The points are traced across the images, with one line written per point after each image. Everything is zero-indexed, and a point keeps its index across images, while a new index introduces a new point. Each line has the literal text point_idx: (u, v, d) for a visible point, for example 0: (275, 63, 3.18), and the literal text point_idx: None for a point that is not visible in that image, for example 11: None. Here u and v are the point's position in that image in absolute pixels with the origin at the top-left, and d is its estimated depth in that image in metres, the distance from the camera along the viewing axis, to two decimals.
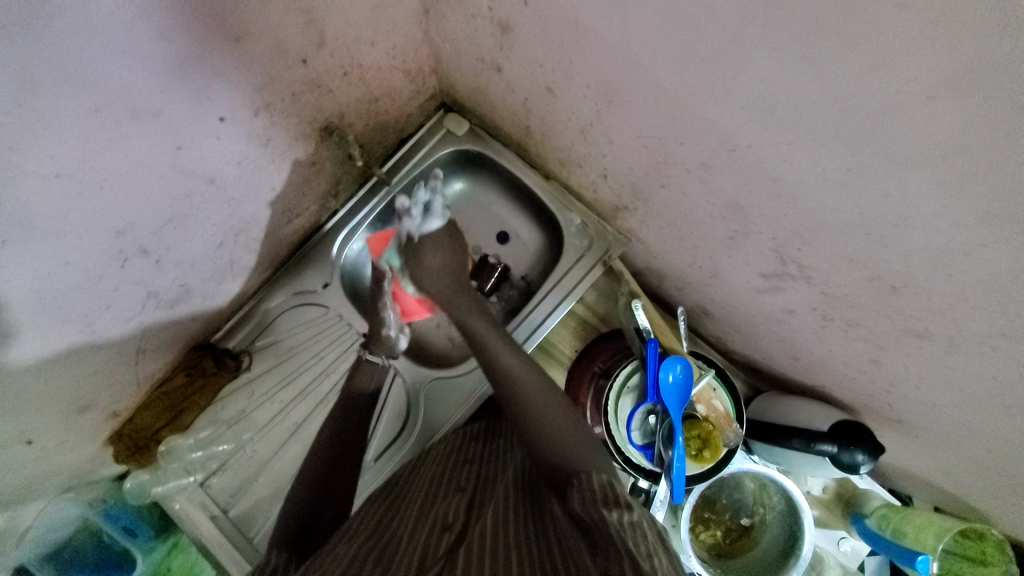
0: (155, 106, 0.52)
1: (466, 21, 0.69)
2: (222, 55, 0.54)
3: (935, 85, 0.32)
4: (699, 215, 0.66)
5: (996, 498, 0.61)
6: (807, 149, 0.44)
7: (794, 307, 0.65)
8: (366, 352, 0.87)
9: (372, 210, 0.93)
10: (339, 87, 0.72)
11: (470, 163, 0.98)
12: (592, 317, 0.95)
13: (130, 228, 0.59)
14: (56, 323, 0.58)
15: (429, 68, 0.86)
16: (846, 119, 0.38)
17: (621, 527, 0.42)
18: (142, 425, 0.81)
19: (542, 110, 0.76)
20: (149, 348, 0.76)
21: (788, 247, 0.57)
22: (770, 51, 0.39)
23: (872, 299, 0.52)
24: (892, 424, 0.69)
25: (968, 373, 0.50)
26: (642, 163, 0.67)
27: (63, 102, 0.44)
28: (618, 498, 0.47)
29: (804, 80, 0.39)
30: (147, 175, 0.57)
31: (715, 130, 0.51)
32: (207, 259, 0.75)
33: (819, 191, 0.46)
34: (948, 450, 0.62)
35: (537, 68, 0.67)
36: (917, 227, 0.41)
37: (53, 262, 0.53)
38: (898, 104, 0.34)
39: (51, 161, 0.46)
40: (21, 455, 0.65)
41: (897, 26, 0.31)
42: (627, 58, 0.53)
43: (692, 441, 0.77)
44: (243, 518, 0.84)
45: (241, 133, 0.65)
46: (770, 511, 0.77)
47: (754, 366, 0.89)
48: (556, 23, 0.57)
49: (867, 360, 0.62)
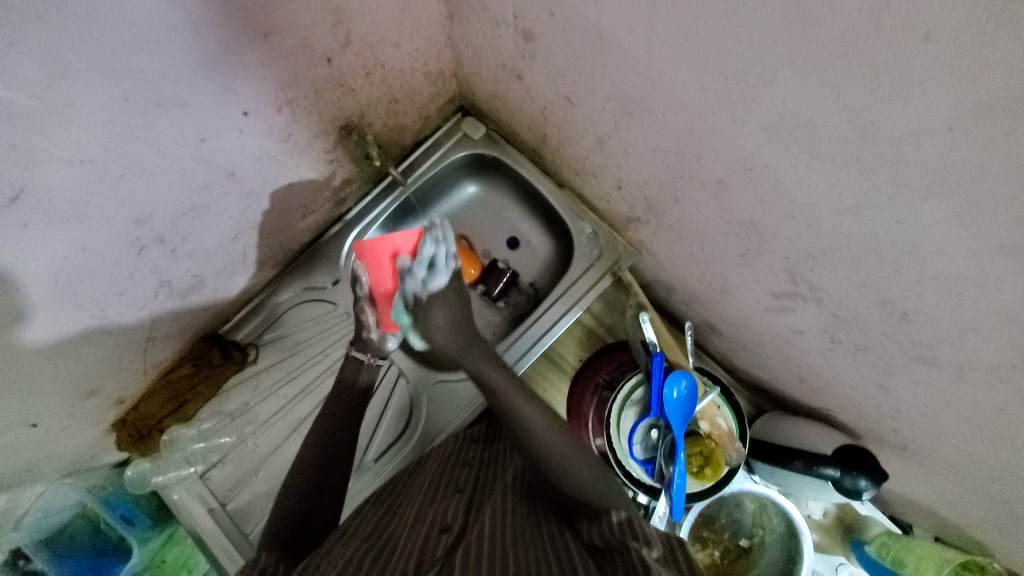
0: (181, 99, 0.53)
1: (490, 29, 0.70)
2: (248, 52, 0.55)
3: (956, 117, 0.32)
4: (712, 231, 0.67)
5: (1000, 532, 0.61)
6: (825, 170, 0.44)
7: (803, 328, 0.65)
8: (355, 348, 0.83)
9: (385, 210, 0.94)
10: (360, 86, 0.73)
11: (484, 168, 0.98)
12: (598, 328, 0.95)
13: (149, 217, 0.60)
14: (70, 308, 0.59)
15: (450, 72, 0.87)
16: (866, 144, 0.39)
17: (642, 552, 0.40)
18: (146, 413, 0.81)
19: (559, 120, 0.76)
20: (158, 337, 0.76)
21: (800, 267, 0.57)
22: (793, 73, 0.39)
23: (883, 324, 0.52)
24: (897, 451, 0.68)
25: (977, 404, 0.49)
26: (657, 176, 0.68)
27: (93, 91, 0.44)
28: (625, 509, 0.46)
29: (825, 103, 0.39)
30: (168, 167, 0.57)
31: (733, 147, 0.51)
32: (221, 252, 0.75)
33: (835, 214, 0.47)
34: (952, 480, 0.61)
35: (558, 78, 0.68)
36: (932, 254, 0.41)
37: (71, 247, 0.54)
38: (919, 132, 0.34)
39: (76, 148, 0.47)
40: (25, 438, 0.65)
41: (922, 56, 0.31)
42: (649, 73, 0.53)
43: (694, 458, 0.76)
44: (240, 512, 0.84)
45: (262, 128, 0.66)
46: (771, 533, 0.76)
47: (759, 385, 0.89)
48: (579, 35, 0.57)
49: (874, 385, 0.62)
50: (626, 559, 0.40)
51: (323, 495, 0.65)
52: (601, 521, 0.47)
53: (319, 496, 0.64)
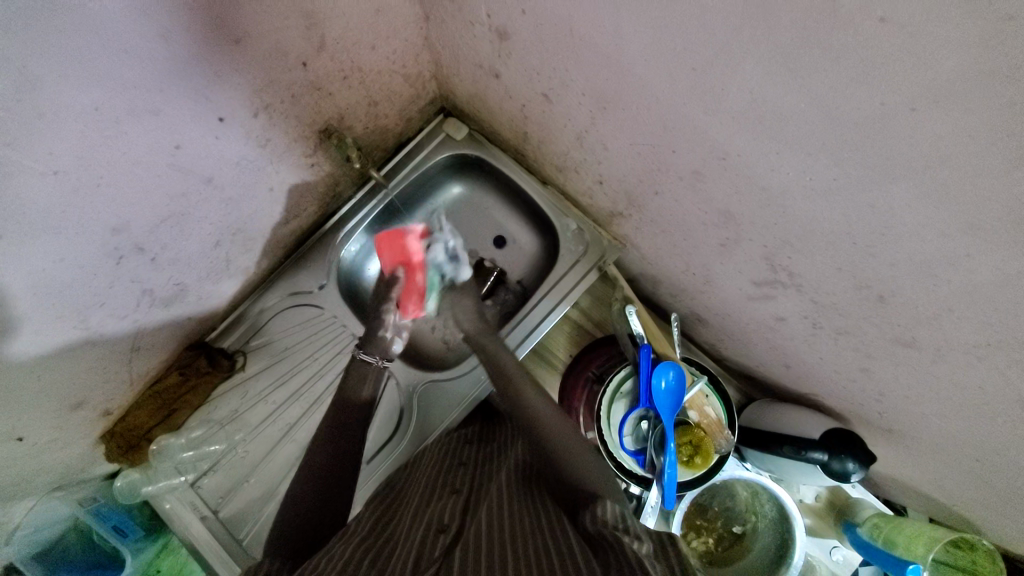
0: (154, 106, 0.52)
1: (464, 28, 0.70)
2: (222, 57, 0.55)
3: (917, 98, 0.32)
4: (692, 222, 0.67)
5: (987, 510, 0.61)
6: (796, 158, 0.44)
7: (785, 315, 0.66)
8: (362, 353, 0.82)
9: (369, 213, 0.94)
10: (337, 90, 0.73)
11: (467, 168, 0.98)
12: (586, 323, 0.95)
13: (127, 226, 0.60)
14: (50, 320, 0.58)
15: (429, 73, 0.87)
16: (831, 128, 0.39)
17: (634, 547, 0.41)
18: (135, 424, 0.81)
19: (538, 117, 0.77)
20: (144, 347, 0.76)
21: (779, 255, 0.58)
22: (759, 61, 0.40)
23: (861, 307, 0.53)
24: (883, 433, 0.69)
25: (956, 383, 0.50)
26: (636, 170, 0.68)
27: (61, 99, 0.44)
28: (628, 525, 0.46)
29: (790, 90, 0.39)
30: (145, 174, 0.57)
31: (706, 137, 0.52)
32: (203, 259, 0.75)
33: (808, 200, 0.47)
34: (938, 460, 0.62)
35: (533, 75, 0.68)
36: (904, 237, 0.41)
37: (49, 259, 0.53)
38: (882, 114, 0.35)
39: (49, 158, 0.47)
40: (12, 452, 0.65)
41: (880, 39, 0.32)
42: (621, 67, 0.54)
43: (684, 447, 0.77)
44: (233, 520, 0.84)
45: (239, 133, 0.65)
46: (763, 518, 0.77)
47: (747, 374, 0.90)
48: (552, 32, 0.57)
49: (857, 369, 0.63)
50: (623, 556, 0.41)
51: (327, 502, 0.65)
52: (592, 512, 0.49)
53: (320, 500, 0.64)
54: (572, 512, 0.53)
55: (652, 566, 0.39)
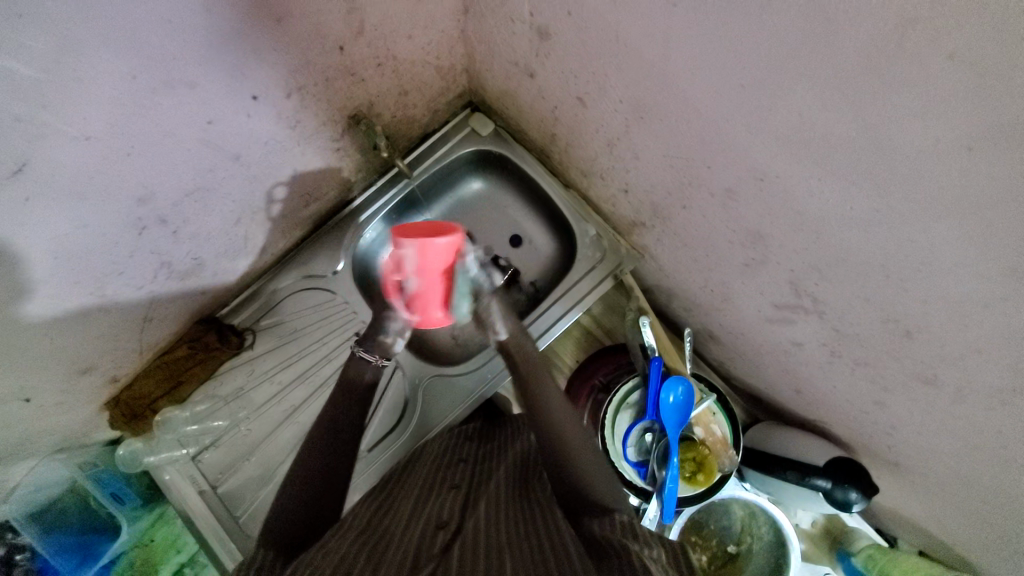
0: (189, 79, 0.52)
1: (505, 24, 0.69)
2: (261, 34, 0.54)
3: (975, 137, 0.32)
4: (718, 239, 0.67)
5: (988, 552, 0.61)
6: (837, 185, 0.44)
7: (803, 340, 0.65)
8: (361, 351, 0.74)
9: (389, 201, 0.93)
10: (370, 76, 0.72)
11: (491, 165, 0.98)
12: (597, 330, 0.95)
13: (151, 197, 0.59)
14: (68, 284, 0.58)
15: (461, 66, 0.86)
16: (878, 160, 0.38)
17: (638, 553, 0.41)
18: (140, 393, 0.81)
19: (570, 120, 0.76)
20: (156, 317, 0.76)
21: (805, 280, 0.57)
22: (811, 86, 0.39)
23: (885, 341, 0.52)
24: (889, 467, 0.68)
25: (974, 426, 0.49)
26: (666, 182, 0.68)
27: (101, 66, 0.44)
28: (637, 533, 0.46)
29: (841, 118, 0.39)
30: (173, 146, 0.57)
31: (745, 156, 0.51)
32: (222, 235, 0.75)
33: (844, 229, 0.46)
34: (944, 499, 0.62)
35: (571, 77, 0.67)
36: (940, 275, 0.41)
37: (72, 225, 0.53)
38: (936, 151, 0.34)
39: (82, 123, 0.46)
40: (18, 412, 0.65)
41: (945, 74, 0.31)
42: (665, 77, 0.53)
43: (686, 463, 0.77)
44: (231, 496, 0.84)
45: (270, 112, 0.65)
46: (758, 540, 0.76)
47: (755, 395, 0.89)
48: (596, 35, 0.57)
49: (871, 401, 0.62)
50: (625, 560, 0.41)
51: (330, 492, 0.64)
52: (600, 518, 0.49)
53: (321, 490, 0.63)
54: (572, 520, 0.53)
55: (652, 568, 0.39)
